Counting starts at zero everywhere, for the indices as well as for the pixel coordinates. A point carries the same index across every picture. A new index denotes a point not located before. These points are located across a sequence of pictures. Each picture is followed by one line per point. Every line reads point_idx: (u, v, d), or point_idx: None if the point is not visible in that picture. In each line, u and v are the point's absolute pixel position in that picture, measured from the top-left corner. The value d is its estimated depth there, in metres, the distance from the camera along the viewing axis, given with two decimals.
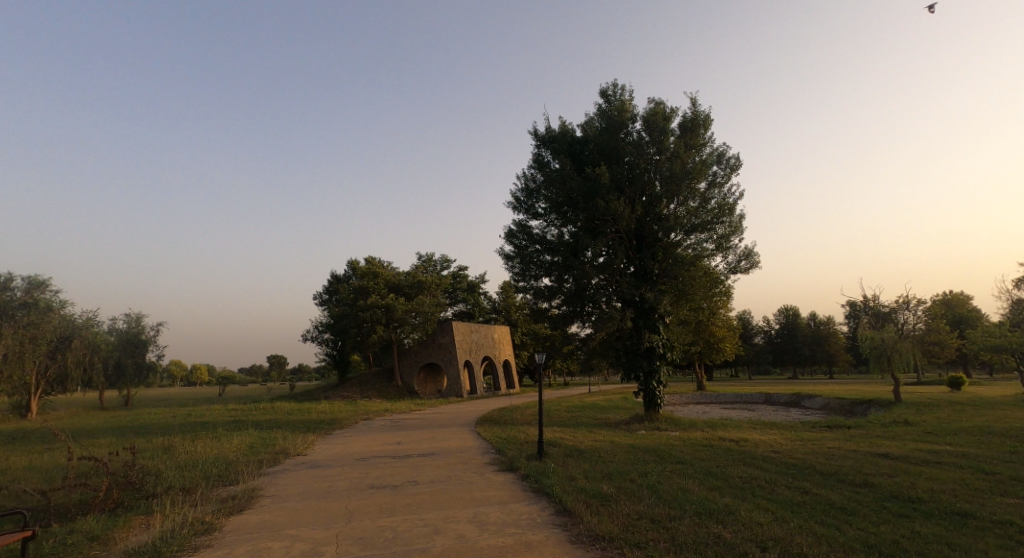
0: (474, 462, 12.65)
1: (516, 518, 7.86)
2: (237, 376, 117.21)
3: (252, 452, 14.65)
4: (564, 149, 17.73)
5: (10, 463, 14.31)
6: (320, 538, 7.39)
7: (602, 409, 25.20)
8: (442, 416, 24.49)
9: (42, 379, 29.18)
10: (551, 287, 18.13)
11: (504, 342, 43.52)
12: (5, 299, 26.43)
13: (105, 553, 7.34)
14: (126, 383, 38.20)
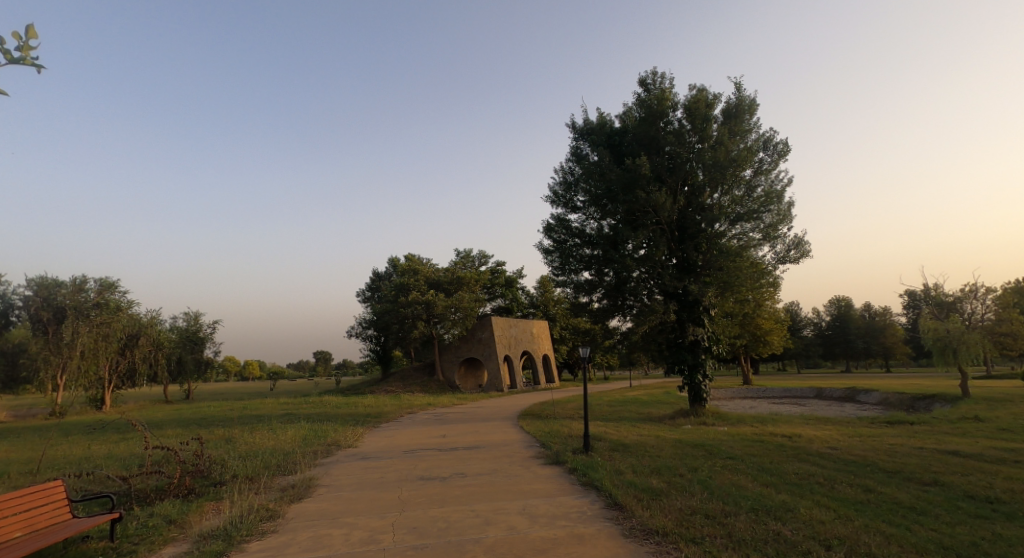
0: (520, 455, 12.84)
1: (566, 511, 7.95)
2: (288, 371, 122.83)
3: (306, 444, 15.37)
4: (602, 141, 17.58)
5: (88, 452, 15.51)
6: (377, 527, 7.73)
7: (645, 403, 24.93)
8: (484, 410, 24.87)
9: (114, 374, 31.40)
10: (591, 281, 18.03)
11: (542, 337, 43.70)
12: (80, 299, 28.71)
13: (182, 535, 7.93)
14: (187, 378, 40.56)
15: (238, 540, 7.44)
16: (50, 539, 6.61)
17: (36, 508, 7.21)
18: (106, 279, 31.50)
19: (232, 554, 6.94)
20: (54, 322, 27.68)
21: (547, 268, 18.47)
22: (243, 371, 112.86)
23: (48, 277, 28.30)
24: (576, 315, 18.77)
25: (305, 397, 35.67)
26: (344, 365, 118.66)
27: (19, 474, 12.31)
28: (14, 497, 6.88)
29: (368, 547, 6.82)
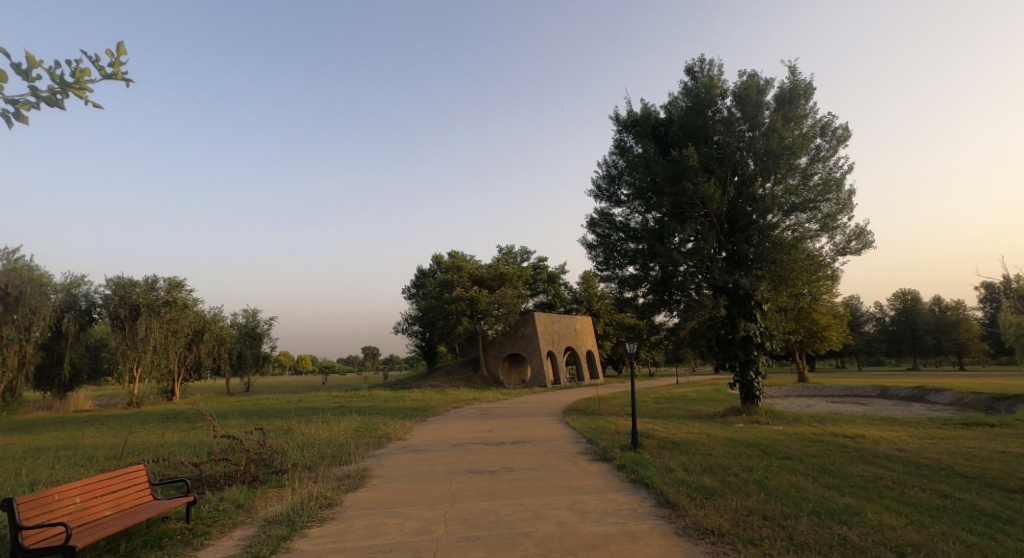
0: (566, 451, 12.82)
1: (617, 507, 7.91)
2: (339, 366, 127.34)
3: (358, 435, 15.92)
4: (647, 133, 17.18)
5: (160, 439, 16.62)
6: (429, 517, 7.94)
7: (694, 400, 24.34)
8: (528, 405, 24.99)
9: (182, 367, 33.44)
10: (636, 276, 17.75)
11: (586, 333, 43.39)
12: (152, 298, 30.16)
13: (249, 519, 8.40)
14: (247, 371, 42.69)
15: (300, 525, 7.80)
16: (135, 519, 7.13)
17: (123, 489, 7.80)
18: (174, 278, 32.74)
19: (296, 539, 7.29)
20: (130, 319, 29.42)
21: (591, 263, 18.31)
22: (297, 364, 117.51)
23: (124, 277, 29.70)
24: (621, 310, 18.53)
25: (357, 390, 36.73)
26: (391, 359, 121.60)
27: (102, 458, 13.34)
28: (106, 479, 7.50)
29: (422, 537, 7.01)
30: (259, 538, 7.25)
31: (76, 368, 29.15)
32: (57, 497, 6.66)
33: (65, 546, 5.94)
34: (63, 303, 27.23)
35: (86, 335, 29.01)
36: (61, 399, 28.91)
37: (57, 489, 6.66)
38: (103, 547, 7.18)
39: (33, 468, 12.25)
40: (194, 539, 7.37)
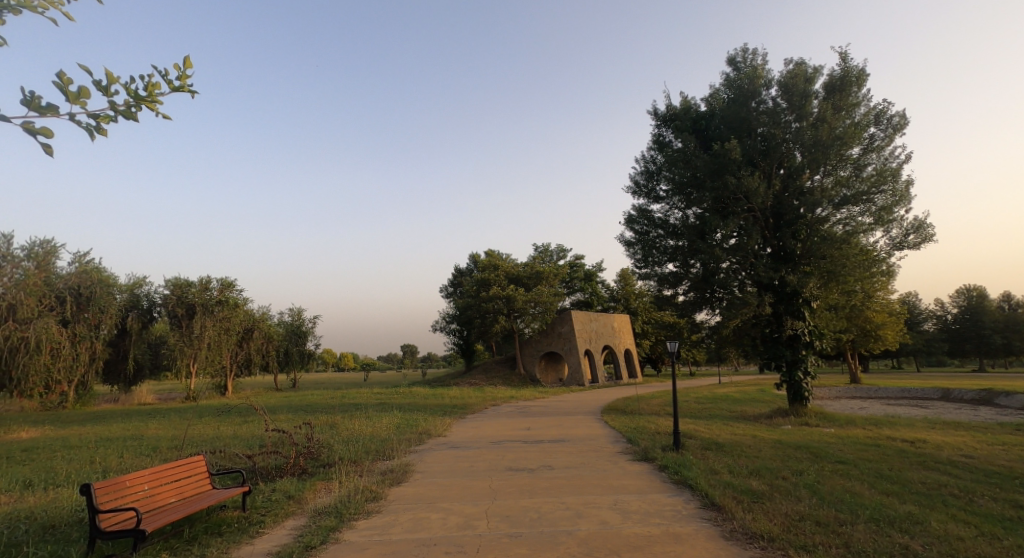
0: (606, 450, 12.73)
1: (660, 508, 7.82)
2: (380, 364, 130.11)
3: (400, 431, 16.30)
4: (687, 127, 16.81)
5: (215, 432, 17.48)
6: (471, 513, 8.06)
7: (738, 401, 23.71)
8: (566, 403, 24.95)
9: (234, 364, 34.99)
10: (676, 273, 17.42)
11: (624, 331, 42.84)
12: (206, 297, 31.68)
13: (300, 510, 8.74)
14: (294, 368, 44.23)
15: (347, 517, 8.06)
16: (197, 506, 7.55)
17: (185, 479, 8.26)
18: (225, 279, 34.11)
19: (344, 530, 7.53)
20: (187, 318, 31.06)
21: (629, 260, 18.11)
22: (340, 361, 120.78)
23: (180, 278, 31.22)
24: (661, 308, 18.26)
25: (397, 387, 37.54)
26: (429, 356, 123.38)
27: (164, 449, 14.13)
28: (170, 468, 7.96)
29: (465, 532, 7.13)
30: (310, 528, 7.54)
31: (140, 364, 30.95)
32: (127, 483, 7.11)
33: (135, 531, 6.34)
34: (128, 303, 28.65)
35: (148, 333, 30.71)
36: (126, 393, 30.78)
37: (127, 477, 7.12)
38: (168, 532, 7.63)
39: (102, 456, 13.11)
40: (249, 527, 7.72)
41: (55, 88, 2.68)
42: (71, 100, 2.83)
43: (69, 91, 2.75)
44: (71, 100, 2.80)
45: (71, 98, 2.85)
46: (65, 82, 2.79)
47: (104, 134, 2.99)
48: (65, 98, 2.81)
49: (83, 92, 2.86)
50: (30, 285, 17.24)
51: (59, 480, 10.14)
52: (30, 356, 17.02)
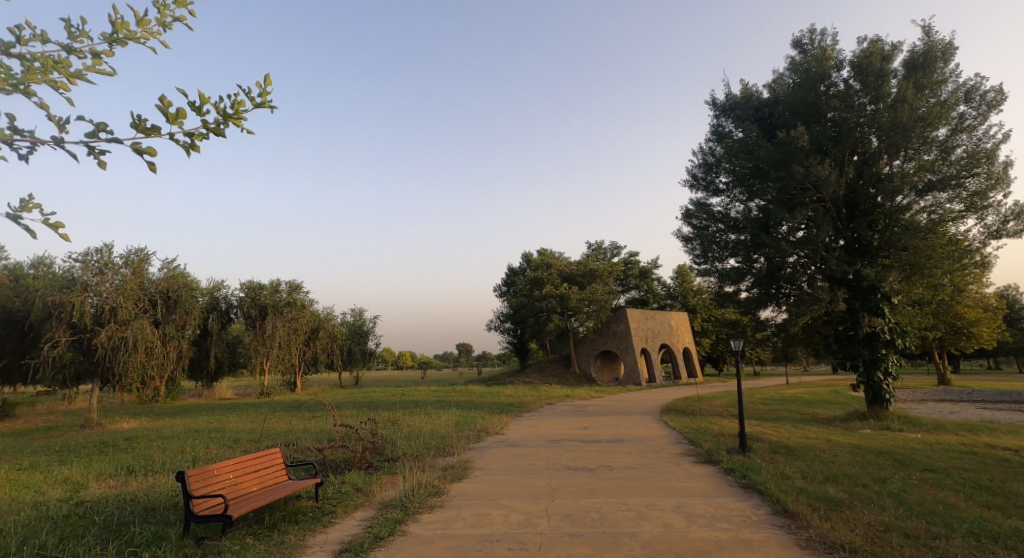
0: (668, 451, 12.50)
1: (728, 513, 7.59)
2: (438, 362, 132.98)
3: (459, 428, 16.66)
4: (748, 115, 16.14)
5: (287, 426, 18.54)
6: (532, 511, 8.15)
7: (809, 402, 22.52)
8: (624, 403, 24.60)
9: (302, 362, 36.84)
10: (738, 269, 16.80)
11: (683, 330, 41.68)
12: (277, 299, 33.61)
13: (367, 502, 9.14)
14: (357, 366, 46.03)
15: (412, 511, 8.35)
16: (277, 495, 8.09)
17: (265, 469, 8.83)
18: (292, 281, 35.93)
19: (409, 523, 7.80)
20: (260, 318, 33.00)
21: (688, 256, 17.64)
22: (399, 360, 124.46)
23: (253, 282, 33.24)
24: (722, 305, 17.68)
25: (454, 385, 38.33)
26: (485, 356, 124.82)
27: (243, 441, 15.12)
28: (251, 459, 8.54)
29: (526, 530, 7.21)
30: (378, 520, 7.86)
31: (219, 361, 33.17)
32: (216, 471, 7.70)
33: (224, 515, 6.87)
34: (209, 304, 30.76)
35: (226, 332, 32.86)
36: (208, 388, 33.21)
37: (216, 465, 7.72)
38: (251, 518, 8.20)
39: (190, 446, 14.23)
40: (323, 517, 8.15)
41: (156, 110, 2.91)
42: (171, 121, 3.07)
43: (167, 112, 2.98)
44: (169, 119, 3.03)
45: (170, 119, 3.10)
46: (166, 104, 3.05)
47: (197, 149, 3.26)
48: (166, 119, 3.06)
49: (180, 113, 3.09)
50: (127, 290, 19.02)
51: (155, 467, 11.11)
52: (127, 354, 18.70)
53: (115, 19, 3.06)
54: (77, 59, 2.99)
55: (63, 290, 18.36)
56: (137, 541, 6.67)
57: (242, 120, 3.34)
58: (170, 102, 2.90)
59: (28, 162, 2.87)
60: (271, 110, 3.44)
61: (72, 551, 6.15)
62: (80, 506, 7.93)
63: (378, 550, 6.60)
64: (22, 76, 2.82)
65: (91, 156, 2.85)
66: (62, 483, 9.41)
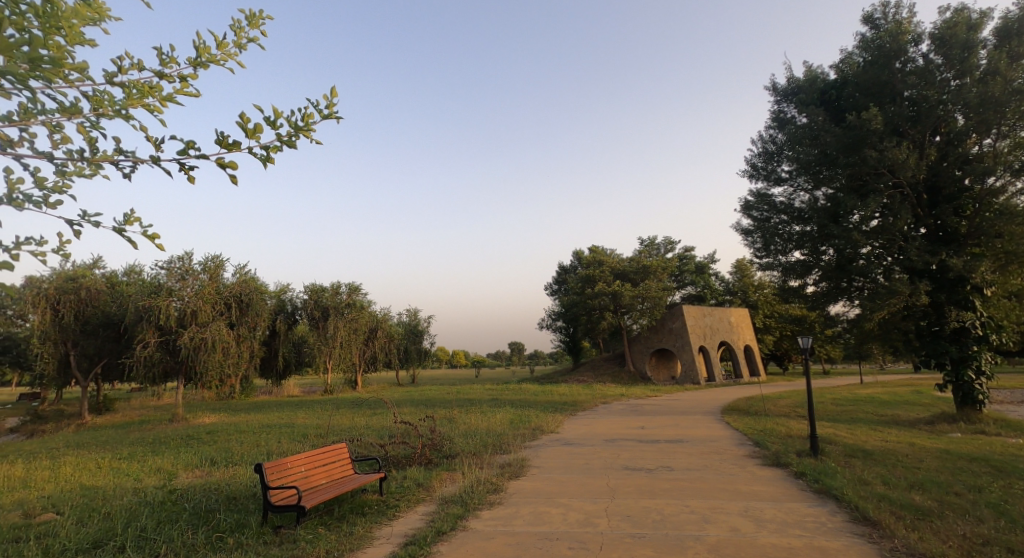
0: (732, 452, 12.10)
1: (800, 519, 7.27)
2: (491, 361, 134.51)
3: (514, 427, 16.78)
4: (813, 99, 15.34)
5: (349, 422, 19.32)
6: (591, 510, 8.11)
7: (886, 403, 21.16)
8: (683, 402, 23.98)
9: (362, 361, 38.18)
10: (804, 262, 16.03)
11: (745, 327, 40.12)
12: (338, 300, 35.01)
13: (429, 497, 9.38)
14: (413, 364, 47.20)
15: (472, 507, 8.50)
16: (345, 488, 8.45)
17: (333, 463, 9.24)
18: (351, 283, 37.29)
19: (470, 519, 7.95)
20: (322, 319, 34.48)
21: (748, 250, 17.00)
22: (453, 357, 126.79)
23: (316, 285, 34.82)
24: (787, 300, 16.94)
25: (508, 383, 38.68)
26: (538, 354, 124.95)
27: (310, 436, 15.85)
28: (320, 453, 8.96)
29: (586, 529, 7.19)
30: (439, 515, 8.07)
31: (287, 360, 34.88)
32: (289, 465, 8.12)
33: (297, 506, 7.24)
34: (277, 307, 32.46)
35: (292, 333, 34.53)
36: (277, 385, 35.11)
37: (288, 459, 8.14)
38: (322, 510, 8.61)
39: (263, 440, 15.12)
40: (387, 510, 8.45)
41: (236, 127, 3.13)
42: (249, 136, 3.28)
43: (246, 127, 3.20)
44: (249, 135, 3.25)
45: (249, 134, 3.31)
46: (245, 121, 3.26)
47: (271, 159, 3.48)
48: (245, 134, 3.29)
49: (257, 127, 3.30)
50: (206, 294, 20.45)
51: (234, 459, 11.86)
52: (207, 354, 20.05)
53: (198, 44, 3.32)
54: (168, 84, 3.26)
55: (151, 295, 19.96)
56: (222, 527, 7.16)
57: (311, 131, 3.51)
58: (248, 118, 3.12)
59: (130, 180, 3.16)
60: (338, 121, 3.60)
61: (167, 534, 6.68)
62: (173, 493, 8.60)
63: (441, 544, 6.78)
64: (123, 102, 3.10)
65: (182, 172, 3.11)
66: (156, 472, 10.25)
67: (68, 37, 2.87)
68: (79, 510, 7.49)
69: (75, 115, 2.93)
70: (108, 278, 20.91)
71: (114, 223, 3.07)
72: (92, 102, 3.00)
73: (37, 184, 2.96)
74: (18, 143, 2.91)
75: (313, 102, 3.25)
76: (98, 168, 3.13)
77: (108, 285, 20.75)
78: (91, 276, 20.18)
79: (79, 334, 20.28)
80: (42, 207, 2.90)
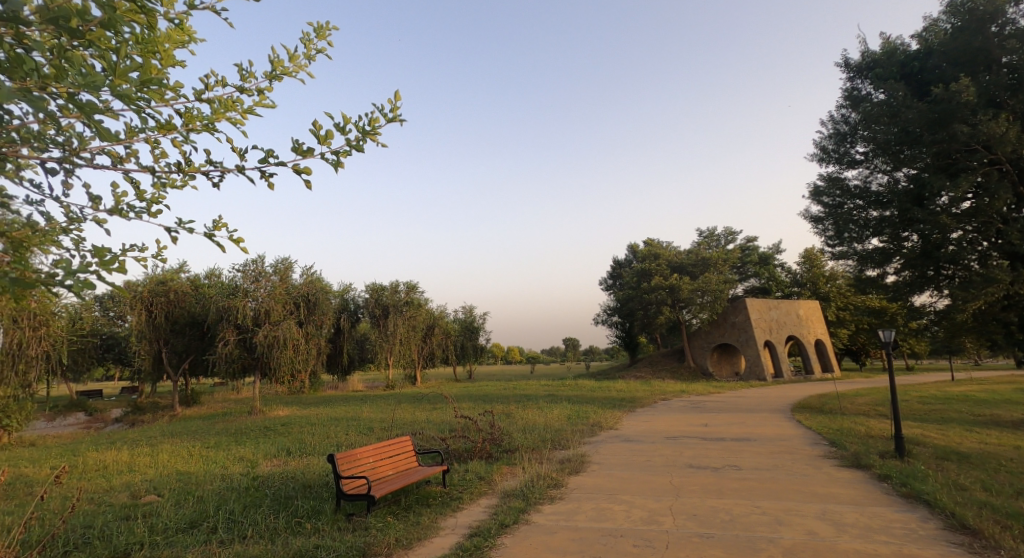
0: (805, 452, 11.56)
1: (886, 525, 6.87)
2: (546, 357, 134.53)
3: (572, 422, 16.72)
4: (891, 73, 14.31)
5: (411, 417, 19.89)
6: (655, 508, 8.01)
7: (981, 401, 19.51)
8: (748, 400, 23.09)
9: (421, 357, 39.18)
10: (883, 250, 15.05)
11: (817, 320, 38.05)
12: (397, 298, 36.03)
13: (490, 490, 9.55)
14: (470, 360, 47.97)
15: (534, 501, 8.59)
16: (410, 479, 8.75)
17: (398, 455, 9.58)
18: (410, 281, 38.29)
19: (532, 513, 8.04)
20: (383, 316, 35.62)
21: (819, 238, 16.16)
22: (508, 353, 127.67)
23: (376, 284, 36.00)
24: (864, 291, 15.98)
25: (564, 379, 38.64)
26: (594, 350, 123.86)
27: (375, 429, 16.47)
28: (387, 445, 9.32)
29: (651, 527, 7.11)
30: (501, 508, 8.20)
31: (351, 357, 36.31)
32: (358, 456, 8.50)
33: (368, 495, 7.58)
34: (340, 305, 33.85)
35: (355, 330, 35.89)
36: (342, 380, 36.63)
37: (356, 450, 8.51)
38: (390, 500, 8.96)
39: (333, 432, 15.87)
40: (451, 502, 8.68)
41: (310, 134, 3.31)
42: (322, 143, 3.45)
43: (319, 134, 3.37)
44: (322, 141, 3.42)
45: (321, 142, 3.49)
46: (317, 128, 3.44)
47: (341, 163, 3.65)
48: (318, 141, 3.47)
49: (329, 134, 3.48)
50: (276, 295, 21.64)
51: (306, 450, 12.52)
52: (280, 351, 21.24)
53: (273, 58, 3.54)
54: (246, 98, 3.50)
55: (230, 296, 21.35)
56: (300, 513, 7.60)
57: (377, 135, 3.65)
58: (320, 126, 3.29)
59: (218, 187, 3.43)
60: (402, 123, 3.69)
61: (253, 517, 7.17)
62: (256, 480, 9.23)
63: (504, 537, 6.90)
64: (210, 116, 3.36)
65: (262, 179, 3.32)
66: (239, 461, 11.00)
67: (163, 60, 3.14)
68: (176, 493, 8.19)
69: (170, 131, 3.20)
70: (192, 281, 22.40)
71: (204, 229, 3.34)
72: (184, 119, 3.26)
73: (139, 196, 3.27)
74: (123, 159, 3.22)
75: (377, 107, 3.38)
76: (190, 179, 3.41)
77: (192, 287, 22.29)
78: (178, 279, 21.77)
79: (169, 333, 22.02)
80: (145, 216, 3.20)
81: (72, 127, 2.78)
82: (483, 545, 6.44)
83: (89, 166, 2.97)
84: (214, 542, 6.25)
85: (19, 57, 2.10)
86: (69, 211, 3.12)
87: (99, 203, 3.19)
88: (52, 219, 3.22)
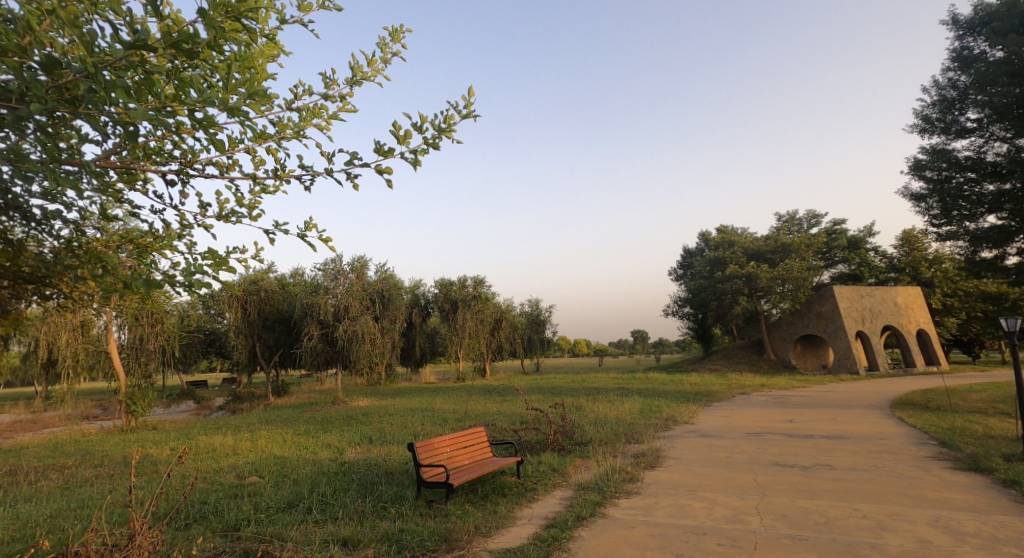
0: (909, 452, 10.64)
1: (1014, 536, 6.19)
2: (614, 350, 132.58)
3: (645, 416, 16.34)
4: (1010, 27, 12.75)
5: (482, 409, 20.19)
6: (739, 507, 7.67)
7: None
8: (838, 395, 21.59)
9: (490, 350, 39.74)
10: (1002, 228, 13.52)
11: (918, 308, 34.84)
12: (466, 292, 36.68)
13: (564, 482, 9.54)
14: (537, 353, 48.13)
15: (609, 495, 8.48)
16: (486, 469, 8.92)
17: (473, 445, 9.78)
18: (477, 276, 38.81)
19: (608, 506, 7.95)
20: (452, 311, 36.42)
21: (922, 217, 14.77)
22: (575, 347, 126.88)
23: (445, 279, 36.82)
24: (978, 274, 14.47)
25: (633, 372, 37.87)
26: (664, 343, 120.64)
27: (449, 421, 16.89)
28: (462, 436, 9.54)
29: (737, 526, 6.82)
30: (577, 500, 8.17)
31: (422, 350, 37.47)
32: (436, 445, 8.76)
33: (446, 482, 7.80)
34: (412, 301, 34.94)
35: (426, 325, 36.94)
36: (415, 373, 37.84)
37: (433, 440, 8.77)
38: (467, 488, 9.17)
39: (409, 423, 16.41)
40: (527, 493, 8.75)
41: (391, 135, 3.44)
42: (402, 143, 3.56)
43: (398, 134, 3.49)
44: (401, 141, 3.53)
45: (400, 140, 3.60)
46: (397, 128, 3.54)
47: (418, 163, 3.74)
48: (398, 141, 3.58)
49: (407, 134, 3.58)
50: (354, 290, 22.73)
51: (385, 439, 13.06)
52: (359, 345, 22.30)
53: (353, 63, 3.68)
54: (329, 104, 3.66)
55: (312, 293, 22.64)
56: (385, 498, 7.95)
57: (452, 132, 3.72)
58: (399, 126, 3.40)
59: (309, 190, 3.65)
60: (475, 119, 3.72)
61: (342, 500, 7.59)
62: (344, 465, 9.78)
63: (582, 529, 6.86)
64: (300, 122, 3.55)
65: (348, 181, 3.48)
66: (326, 447, 11.68)
67: (258, 74, 3.34)
68: (274, 475, 8.82)
69: (265, 139, 3.42)
70: (279, 279, 23.84)
71: (297, 230, 3.59)
72: (277, 127, 3.47)
73: (241, 202, 3.55)
74: (228, 167, 3.48)
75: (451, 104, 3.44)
76: (283, 184, 3.64)
77: (279, 285, 23.73)
78: (267, 278, 23.23)
79: (261, 328, 23.67)
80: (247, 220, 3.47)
81: (186, 141, 3.04)
82: (561, 537, 6.45)
83: (201, 176, 3.25)
84: (311, 522, 6.67)
85: (147, 81, 2.31)
86: (182, 218, 3.43)
87: (207, 210, 3.48)
88: (169, 226, 3.55)
